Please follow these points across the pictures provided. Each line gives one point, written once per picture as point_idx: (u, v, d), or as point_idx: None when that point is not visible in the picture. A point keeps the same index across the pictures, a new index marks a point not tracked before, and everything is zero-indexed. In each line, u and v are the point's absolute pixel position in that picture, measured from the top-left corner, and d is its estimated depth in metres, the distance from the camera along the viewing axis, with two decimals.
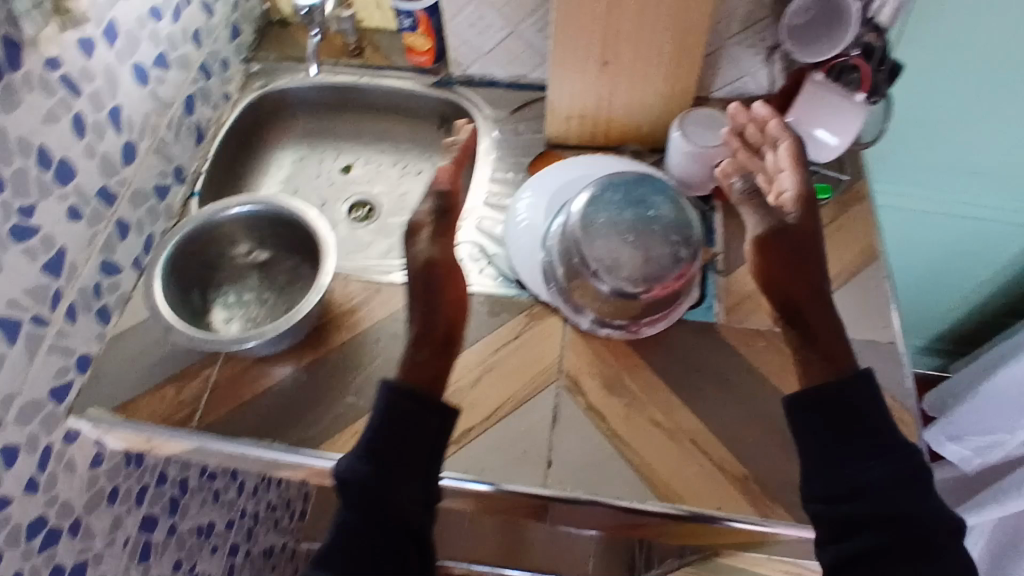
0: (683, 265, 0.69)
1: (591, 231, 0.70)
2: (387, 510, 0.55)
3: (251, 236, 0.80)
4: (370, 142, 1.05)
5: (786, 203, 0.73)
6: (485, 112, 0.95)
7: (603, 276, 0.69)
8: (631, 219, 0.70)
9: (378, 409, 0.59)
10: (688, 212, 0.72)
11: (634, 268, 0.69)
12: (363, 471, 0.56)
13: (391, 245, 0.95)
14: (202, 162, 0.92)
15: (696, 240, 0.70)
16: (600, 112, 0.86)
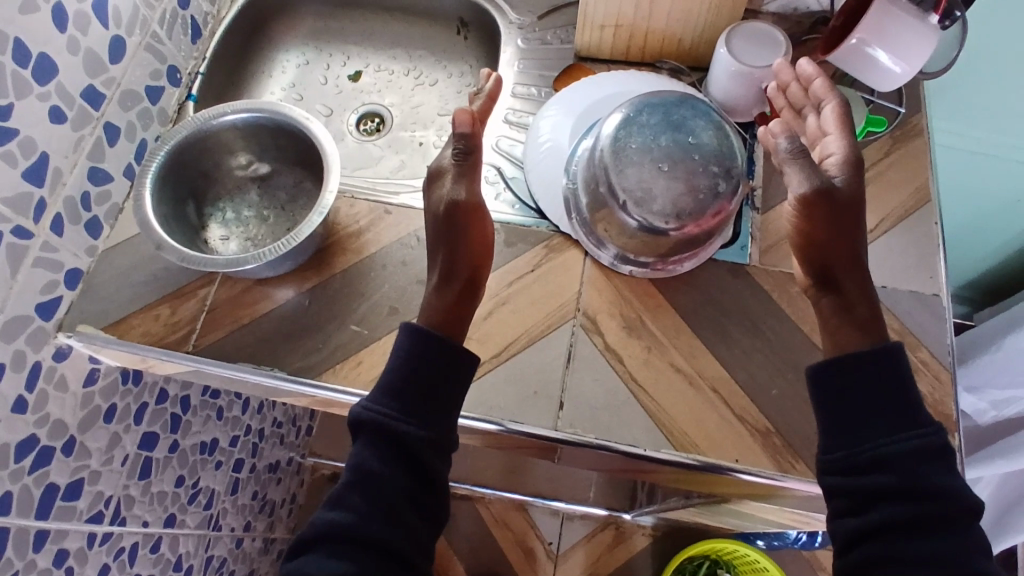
0: (722, 201, 0.63)
1: (621, 156, 0.63)
2: (403, 453, 0.54)
3: (251, 146, 0.73)
4: (382, 47, 0.97)
5: (830, 163, 0.62)
6: (511, 17, 0.86)
7: (632, 210, 0.63)
8: (669, 146, 0.63)
9: (405, 352, 0.58)
10: (733, 141, 0.64)
11: (668, 201, 0.62)
12: (381, 411, 0.56)
13: (403, 162, 0.90)
14: (199, 63, 0.85)
15: (738, 173, 0.63)
16: (638, 22, 0.77)
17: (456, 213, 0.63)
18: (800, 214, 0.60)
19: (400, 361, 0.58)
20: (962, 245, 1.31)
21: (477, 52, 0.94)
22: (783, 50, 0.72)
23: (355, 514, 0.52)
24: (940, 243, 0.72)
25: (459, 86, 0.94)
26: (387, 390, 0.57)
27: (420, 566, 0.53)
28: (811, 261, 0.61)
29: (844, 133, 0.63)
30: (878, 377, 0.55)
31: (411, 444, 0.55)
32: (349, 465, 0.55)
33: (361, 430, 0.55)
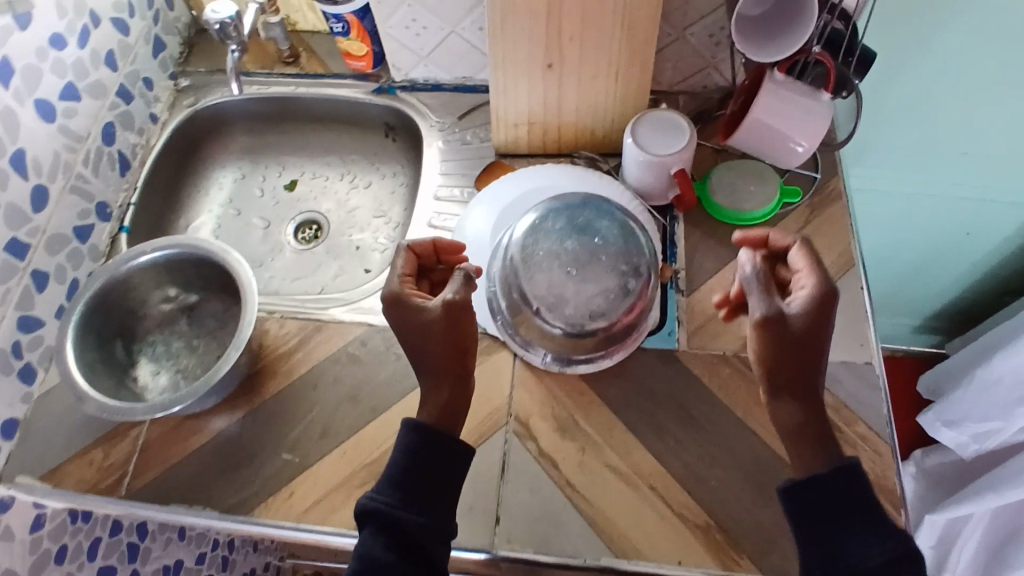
0: (634, 298, 0.63)
1: (531, 263, 0.63)
2: (414, 545, 0.54)
3: (176, 279, 0.74)
4: (315, 155, 0.98)
5: (798, 298, 0.57)
6: (432, 121, 0.88)
7: (546, 315, 0.63)
8: (574, 249, 0.63)
9: (410, 445, 0.58)
10: (641, 236, 0.65)
11: (580, 305, 0.62)
12: (387, 507, 0.54)
13: (341, 267, 0.92)
14: (130, 194, 0.86)
15: (647, 269, 0.64)
16: (550, 116, 0.80)
17: (456, 317, 0.60)
18: (758, 346, 0.57)
19: (403, 455, 0.57)
20: (921, 280, 1.31)
21: (407, 153, 0.95)
22: (685, 135, 0.73)
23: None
24: (866, 308, 0.72)
25: (393, 186, 0.96)
26: (393, 480, 0.56)
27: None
28: (774, 385, 0.58)
29: (818, 268, 0.58)
30: (847, 486, 0.53)
31: (417, 537, 0.54)
32: (354, 555, 0.53)
33: (366, 526, 0.54)
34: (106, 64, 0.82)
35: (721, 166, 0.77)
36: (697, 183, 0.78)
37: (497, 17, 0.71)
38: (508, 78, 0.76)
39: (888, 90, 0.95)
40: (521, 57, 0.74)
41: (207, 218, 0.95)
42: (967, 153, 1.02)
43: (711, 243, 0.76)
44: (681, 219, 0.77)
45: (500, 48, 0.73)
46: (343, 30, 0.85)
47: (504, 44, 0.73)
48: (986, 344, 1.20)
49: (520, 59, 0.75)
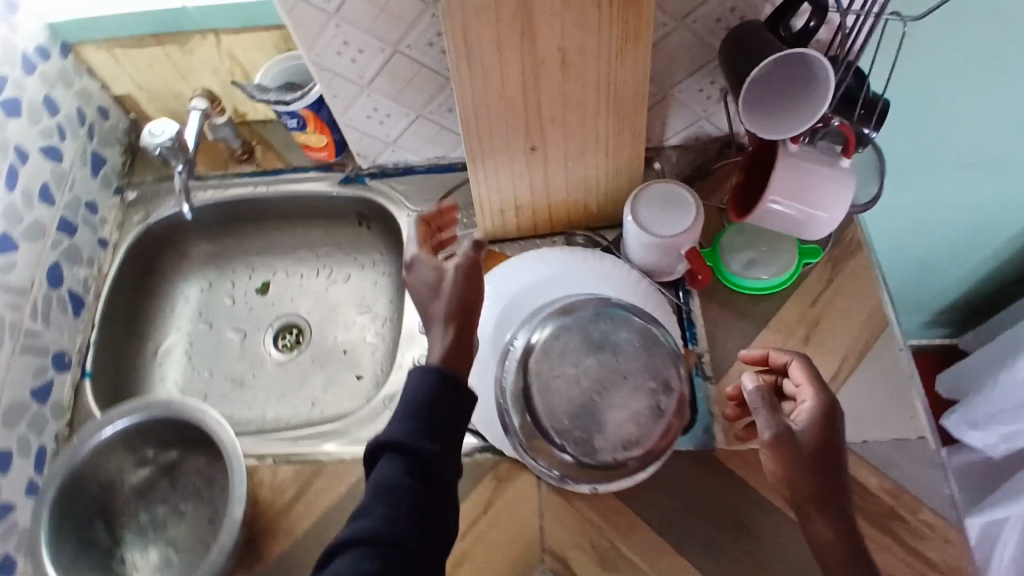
0: (669, 418, 0.56)
1: (547, 394, 0.56)
2: (432, 487, 0.46)
3: (152, 440, 0.67)
4: (284, 252, 0.90)
5: (800, 414, 0.55)
6: (407, 210, 0.80)
7: (573, 451, 0.56)
8: (594, 370, 0.57)
9: (431, 386, 0.49)
10: (664, 340, 0.59)
11: (609, 434, 0.56)
12: (408, 441, 0.46)
13: (331, 376, 0.84)
14: (88, 334, 0.79)
15: (678, 380, 0.57)
16: (538, 199, 0.73)
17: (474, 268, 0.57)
18: (775, 470, 0.53)
19: (417, 392, 0.49)
20: (927, 279, 1.26)
21: (384, 240, 0.87)
22: (691, 209, 0.67)
23: (384, 558, 0.41)
24: (911, 372, 0.66)
25: (374, 276, 0.88)
26: (408, 414, 0.48)
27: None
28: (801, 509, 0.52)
29: (816, 382, 0.56)
30: None
31: (429, 470, 0.46)
32: (369, 487, 0.45)
33: (383, 459, 0.46)
34: (40, 200, 0.74)
35: (730, 230, 0.72)
36: (704, 251, 0.72)
37: (467, 107, 0.64)
38: (486, 167, 0.69)
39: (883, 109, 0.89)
40: (499, 143, 0.67)
41: (177, 337, 0.87)
42: (970, 163, 0.97)
43: (732, 318, 0.70)
44: (695, 296, 0.71)
45: (474, 138, 0.66)
46: (300, 125, 0.76)
47: (478, 134, 0.66)
48: (1006, 341, 1.16)
49: (497, 147, 0.67)
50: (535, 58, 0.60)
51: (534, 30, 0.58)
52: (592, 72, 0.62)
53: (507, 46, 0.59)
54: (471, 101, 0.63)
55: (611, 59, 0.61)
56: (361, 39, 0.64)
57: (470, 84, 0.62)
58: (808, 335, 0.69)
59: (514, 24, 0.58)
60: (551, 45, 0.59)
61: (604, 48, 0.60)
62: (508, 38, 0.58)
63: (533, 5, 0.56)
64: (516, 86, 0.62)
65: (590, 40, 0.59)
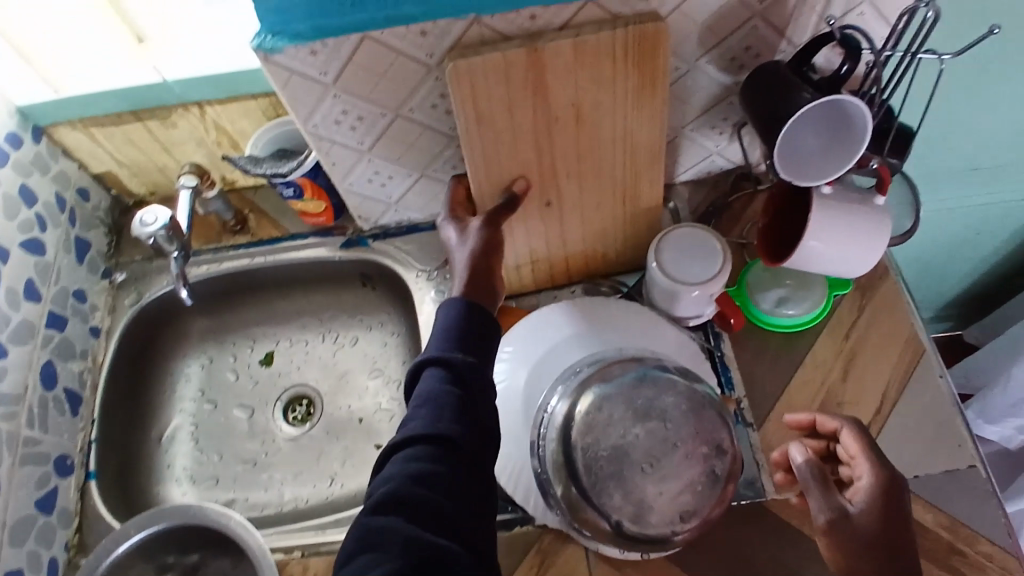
0: (725, 481, 0.54)
1: (597, 472, 0.53)
2: (472, 395, 0.49)
3: (171, 546, 0.63)
4: (286, 320, 0.86)
5: (858, 493, 0.54)
6: (415, 270, 0.77)
7: (630, 528, 0.53)
8: (643, 438, 0.54)
9: (462, 315, 0.54)
10: (707, 395, 0.56)
11: (666, 506, 0.53)
12: (452, 360, 0.50)
13: (348, 447, 0.80)
14: (88, 431, 0.74)
15: (730, 442, 0.55)
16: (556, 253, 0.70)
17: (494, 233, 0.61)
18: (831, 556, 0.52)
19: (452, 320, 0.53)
20: (930, 279, 1.26)
21: (391, 299, 0.84)
22: (716, 253, 0.65)
23: (440, 456, 0.45)
24: (954, 400, 0.65)
25: (383, 337, 0.84)
26: (449, 337, 0.52)
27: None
28: None
29: (873, 457, 0.55)
30: None
31: (470, 381, 0.50)
32: (420, 396, 0.48)
33: (429, 375, 0.49)
34: (27, 298, 0.70)
35: (758, 265, 0.70)
36: (732, 289, 0.71)
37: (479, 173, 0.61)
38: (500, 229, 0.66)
39: None
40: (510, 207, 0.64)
41: (181, 419, 0.82)
42: (975, 168, 0.96)
43: (766, 358, 0.68)
44: (725, 337, 0.69)
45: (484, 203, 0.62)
46: (295, 192, 0.73)
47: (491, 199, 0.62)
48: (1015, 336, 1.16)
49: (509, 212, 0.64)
50: (544, 116, 0.58)
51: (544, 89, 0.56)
52: (604, 129, 0.60)
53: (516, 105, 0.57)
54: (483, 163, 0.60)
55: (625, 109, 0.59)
56: (361, 108, 0.60)
57: (481, 147, 0.59)
58: (844, 370, 0.67)
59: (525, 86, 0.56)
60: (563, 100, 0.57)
61: (618, 103, 0.58)
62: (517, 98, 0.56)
63: (544, 63, 0.54)
64: (526, 149, 0.60)
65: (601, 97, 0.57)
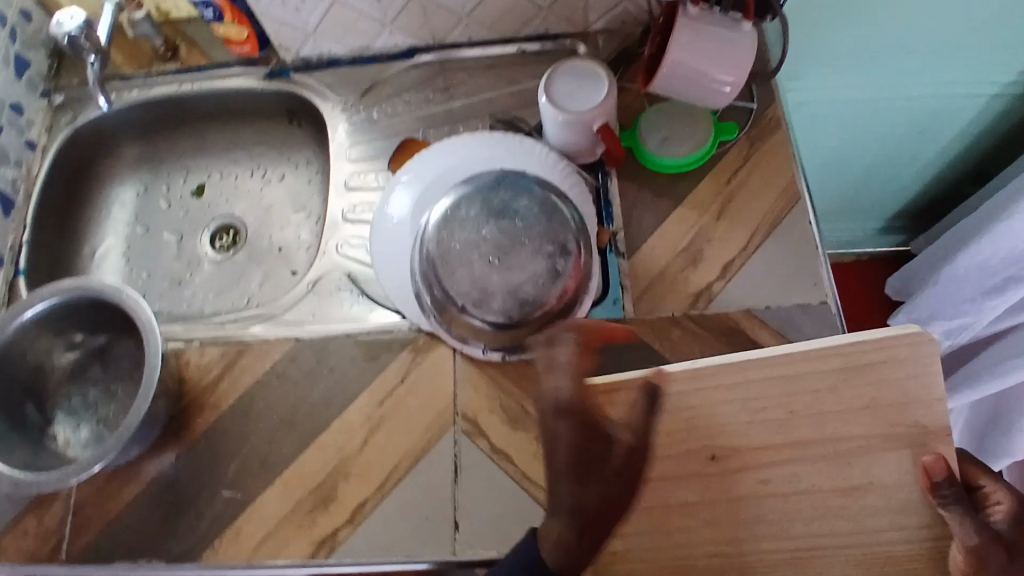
0: (567, 278, 0.62)
1: (448, 257, 0.63)
2: None
3: (80, 325, 0.69)
4: (218, 154, 0.90)
5: (758, 338, 0.65)
6: (333, 101, 0.81)
7: (472, 311, 0.62)
8: (496, 239, 0.63)
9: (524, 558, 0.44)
10: (562, 208, 0.64)
11: (505, 295, 0.61)
12: None
13: (267, 272, 0.85)
14: (21, 233, 0.80)
15: (576, 245, 0.62)
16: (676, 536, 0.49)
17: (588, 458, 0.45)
18: None
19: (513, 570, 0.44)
20: (879, 184, 1.27)
21: (315, 139, 0.87)
22: (604, 83, 0.67)
23: None
24: (816, 244, 0.68)
25: (308, 176, 0.88)
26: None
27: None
28: None
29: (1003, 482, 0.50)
30: None
31: None
32: None
33: None
34: None
35: (650, 109, 0.73)
36: (624, 132, 0.72)
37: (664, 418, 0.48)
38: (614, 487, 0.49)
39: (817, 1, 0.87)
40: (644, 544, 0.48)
41: (114, 240, 0.88)
42: (909, 53, 0.95)
43: (648, 198, 0.71)
44: (613, 175, 0.73)
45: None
46: (216, 16, 0.77)
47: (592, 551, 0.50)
48: (944, 245, 1.17)
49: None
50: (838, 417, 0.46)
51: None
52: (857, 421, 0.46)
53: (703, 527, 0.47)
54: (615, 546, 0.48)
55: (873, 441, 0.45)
56: None
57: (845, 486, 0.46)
58: (719, 212, 0.70)
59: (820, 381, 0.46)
60: (755, 483, 0.47)
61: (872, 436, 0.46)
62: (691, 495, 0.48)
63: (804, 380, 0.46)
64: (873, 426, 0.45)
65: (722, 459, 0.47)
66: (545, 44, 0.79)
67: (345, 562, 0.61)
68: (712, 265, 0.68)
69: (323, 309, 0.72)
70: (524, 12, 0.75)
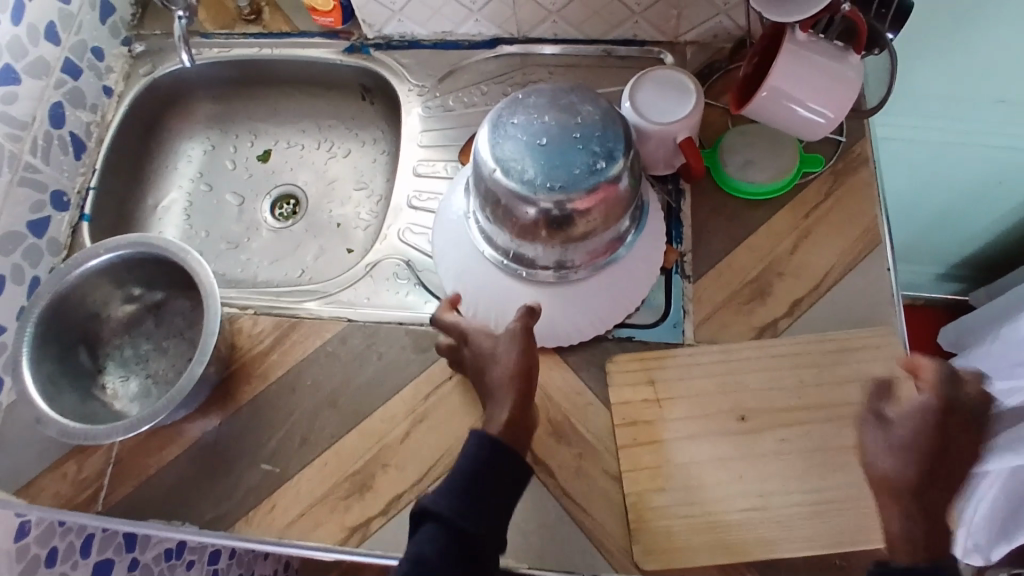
0: (602, 181, 0.56)
1: (498, 123, 0.58)
2: (463, 545, 0.47)
3: (140, 279, 0.70)
4: (288, 121, 0.90)
5: None
6: (409, 84, 0.79)
7: (500, 177, 0.56)
8: (553, 125, 0.57)
9: (462, 458, 0.50)
10: (622, 126, 0.58)
11: (540, 171, 0.55)
12: (449, 513, 0.47)
13: (323, 246, 0.85)
14: (88, 177, 0.80)
15: (624, 157, 0.57)
16: (711, 484, 0.58)
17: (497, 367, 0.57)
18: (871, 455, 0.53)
19: (468, 460, 0.50)
20: (949, 230, 1.21)
21: (387, 118, 0.87)
22: (692, 94, 0.66)
23: (446, 551, 0.46)
24: (892, 294, 0.64)
25: (374, 154, 0.88)
26: (452, 485, 0.49)
27: (467, 537, 0.47)
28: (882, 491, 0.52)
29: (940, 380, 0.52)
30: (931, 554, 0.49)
31: (466, 536, 0.47)
32: (410, 553, 0.47)
33: (425, 525, 0.48)
34: (47, 38, 0.75)
35: (733, 130, 0.70)
36: (704, 151, 0.70)
37: (697, 384, 0.62)
38: (644, 465, 0.60)
39: (919, 36, 0.83)
40: (682, 499, 0.58)
41: (177, 195, 0.88)
42: (1005, 102, 0.90)
43: (721, 221, 0.69)
44: (688, 193, 0.70)
45: (650, 411, 0.61)
46: None
47: (618, 501, 0.60)
48: (1006, 303, 1.11)
49: (660, 541, 0.57)
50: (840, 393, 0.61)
51: (769, 546, 0.56)
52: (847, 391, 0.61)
53: (739, 484, 0.58)
54: (666, 512, 0.58)
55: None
56: None
57: (824, 447, 0.59)
58: (794, 245, 0.67)
59: (824, 351, 0.62)
60: (778, 443, 0.59)
61: None
62: (718, 454, 0.59)
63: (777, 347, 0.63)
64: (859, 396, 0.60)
65: (723, 408, 0.61)
66: (632, 49, 0.76)
67: (373, 551, 0.60)
68: (780, 301, 0.65)
69: (378, 293, 0.71)
70: (616, 13, 0.73)
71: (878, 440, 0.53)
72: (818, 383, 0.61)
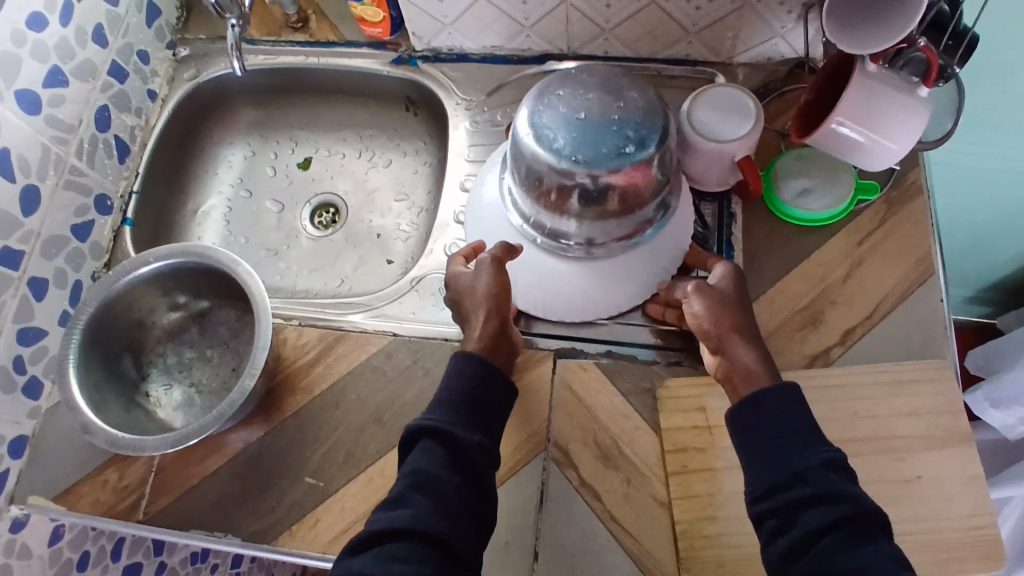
0: (631, 165, 0.54)
1: (542, 92, 0.56)
2: (466, 466, 0.47)
3: (187, 287, 0.70)
4: (329, 129, 0.90)
5: None
6: (457, 98, 0.79)
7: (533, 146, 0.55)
8: (596, 102, 0.55)
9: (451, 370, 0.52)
10: (664, 119, 0.57)
11: (570, 142, 0.54)
12: (444, 424, 0.48)
13: (363, 256, 0.84)
14: (131, 182, 0.80)
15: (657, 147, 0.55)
16: None
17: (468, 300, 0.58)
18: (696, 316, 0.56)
19: (459, 376, 0.51)
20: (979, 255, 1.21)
21: (430, 130, 0.87)
22: (752, 114, 0.65)
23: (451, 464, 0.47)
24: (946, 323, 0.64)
25: (415, 165, 0.87)
26: (445, 402, 0.50)
27: (465, 447, 0.47)
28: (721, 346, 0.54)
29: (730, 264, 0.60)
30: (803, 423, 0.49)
31: (471, 458, 0.47)
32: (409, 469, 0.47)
33: (420, 443, 0.48)
34: (95, 41, 0.74)
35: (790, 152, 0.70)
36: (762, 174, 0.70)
37: None
38: (695, 492, 0.59)
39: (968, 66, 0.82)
40: (733, 528, 0.58)
41: (216, 200, 0.88)
42: None
43: (772, 246, 0.69)
44: (738, 217, 0.70)
45: (702, 438, 0.61)
46: None
47: (669, 529, 0.59)
48: None
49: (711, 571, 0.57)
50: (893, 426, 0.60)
51: None
52: (901, 424, 0.60)
53: None
54: (717, 541, 0.58)
55: (931, 438, 0.59)
56: None
57: (877, 479, 0.58)
58: (847, 273, 0.67)
59: (879, 383, 0.61)
60: None
61: (937, 461, 0.59)
62: None
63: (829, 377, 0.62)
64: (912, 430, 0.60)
65: None
66: (683, 69, 0.77)
67: None
68: (832, 329, 0.65)
69: (423, 308, 0.71)
70: (671, 33, 0.73)
71: (702, 299, 0.55)
72: (870, 416, 0.60)
